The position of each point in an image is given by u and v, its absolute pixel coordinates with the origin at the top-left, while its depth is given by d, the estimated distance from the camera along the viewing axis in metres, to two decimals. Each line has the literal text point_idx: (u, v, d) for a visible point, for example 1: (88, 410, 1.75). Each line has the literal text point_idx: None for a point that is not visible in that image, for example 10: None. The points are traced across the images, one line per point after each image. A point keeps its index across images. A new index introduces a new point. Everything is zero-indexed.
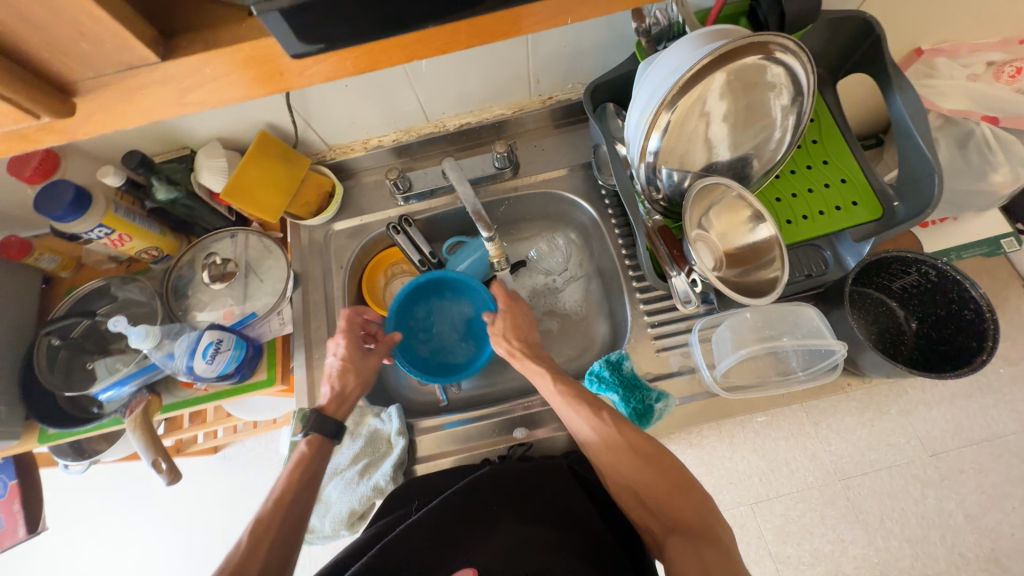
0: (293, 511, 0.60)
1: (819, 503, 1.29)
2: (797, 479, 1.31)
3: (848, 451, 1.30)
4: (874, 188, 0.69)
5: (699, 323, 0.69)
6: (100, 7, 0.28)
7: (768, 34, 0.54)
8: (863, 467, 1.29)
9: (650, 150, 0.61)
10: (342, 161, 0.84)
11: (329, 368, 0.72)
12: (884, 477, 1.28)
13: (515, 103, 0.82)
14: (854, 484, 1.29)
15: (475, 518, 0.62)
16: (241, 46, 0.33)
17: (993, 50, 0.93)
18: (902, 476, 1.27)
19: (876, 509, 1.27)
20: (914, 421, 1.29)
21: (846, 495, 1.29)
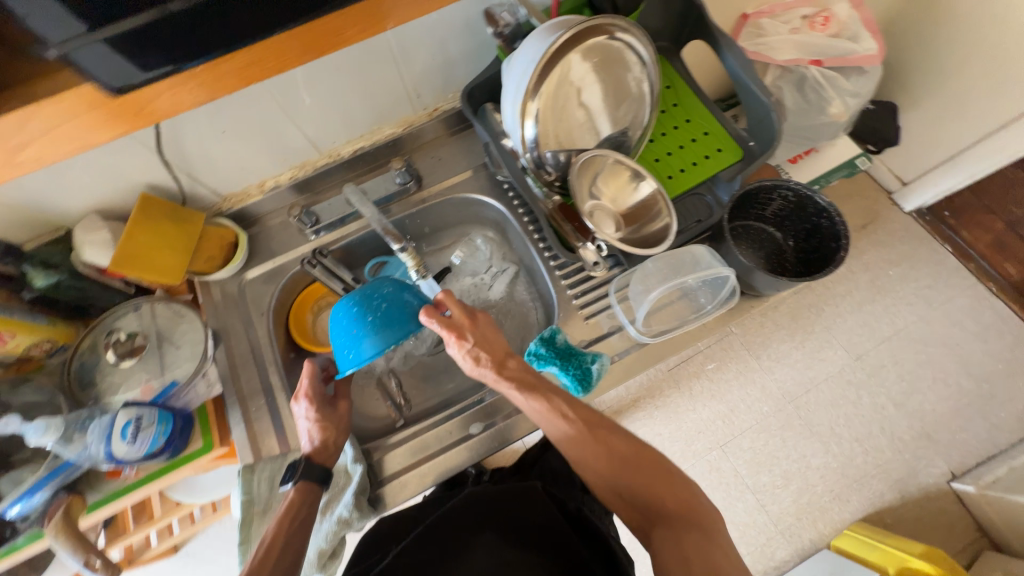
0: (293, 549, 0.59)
1: (777, 428, 1.41)
2: (753, 411, 1.42)
3: (790, 374, 1.44)
4: (732, 135, 0.79)
5: (614, 286, 0.73)
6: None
7: (600, 18, 0.62)
8: (805, 386, 1.43)
9: (529, 137, 0.66)
10: (241, 209, 0.82)
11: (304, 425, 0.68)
12: (824, 389, 1.42)
13: (403, 121, 0.84)
14: (802, 403, 1.42)
15: (456, 541, 0.62)
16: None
17: (802, 6, 1.09)
18: (837, 384, 1.42)
19: (824, 419, 1.40)
20: (835, 333, 1.46)
21: (797, 414, 1.41)
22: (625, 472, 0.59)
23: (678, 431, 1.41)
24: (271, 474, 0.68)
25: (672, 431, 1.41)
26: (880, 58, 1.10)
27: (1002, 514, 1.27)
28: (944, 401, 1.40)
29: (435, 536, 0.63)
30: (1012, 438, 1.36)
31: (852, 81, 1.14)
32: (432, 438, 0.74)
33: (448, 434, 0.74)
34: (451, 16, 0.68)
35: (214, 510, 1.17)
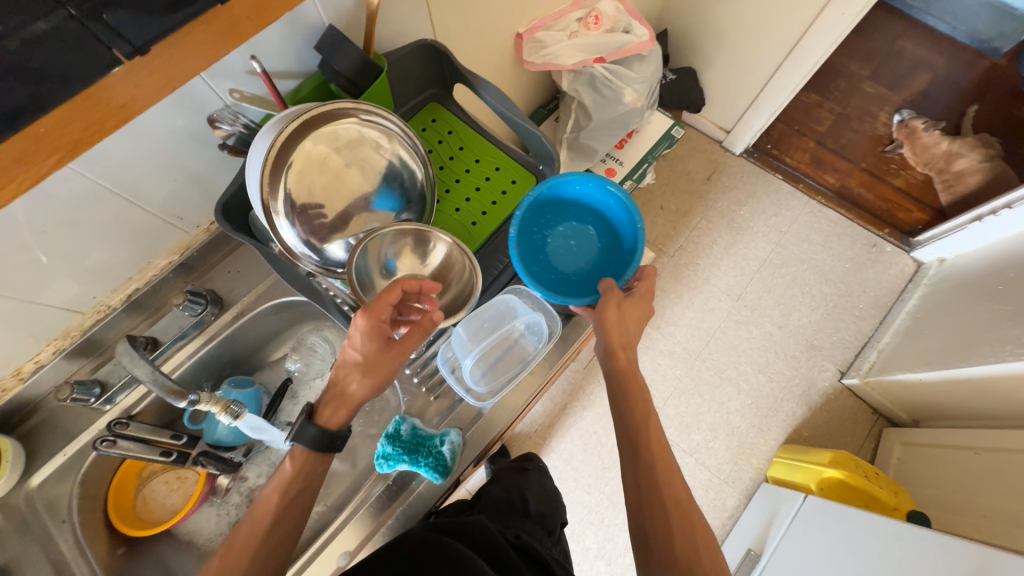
0: (264, 553, 0.55)
1: (692, 387, 1.48)
2: (668, 379, 1.48)
3: (689, 333, 1.52)
4: (519, 163, 0.81)
5: (443, 354, 0.73)
6: None
7: (319, 106, 0.60)
8: (705, 339, 1.52)
9: (290, 237, 0.62)
10: (0, 408, 0.67)
11: (346, 350, 0.61)
12: (720, 336, 1.52)
13: (178, 245, 0.74)
14: (707, 355, 1.50)
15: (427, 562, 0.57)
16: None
17: (572, 11, 1.13)
18: (729, 327, 1.52)
19: (728, 363, 1.49)
20: (713, 282, 1.56)
21: (706, 366, 1.49)
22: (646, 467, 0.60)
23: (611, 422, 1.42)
24: None
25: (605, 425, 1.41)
26: (653, 42, 1.19)
27: (886, 395, 1.38)
28: (816, 311, 1.53)
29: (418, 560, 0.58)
30: (875, 323, 1.51)
31: (636, 69, 1.22)
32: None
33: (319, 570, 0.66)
34: (167, 136, 0.60)
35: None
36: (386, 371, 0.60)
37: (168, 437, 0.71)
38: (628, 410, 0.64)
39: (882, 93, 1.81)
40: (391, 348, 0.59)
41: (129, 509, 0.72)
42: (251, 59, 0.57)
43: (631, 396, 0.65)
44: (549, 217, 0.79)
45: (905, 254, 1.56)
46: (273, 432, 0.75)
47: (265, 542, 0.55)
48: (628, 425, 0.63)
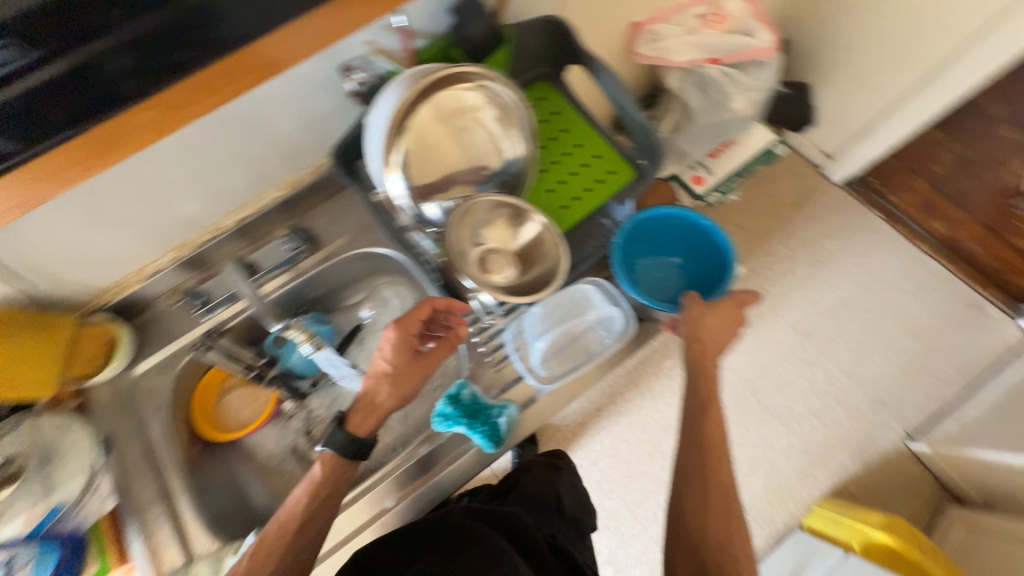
0: (299, 546, 0.59)
1: (742, 418, 1.37)
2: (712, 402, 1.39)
3: (743, 360, 1.41)
4: (620, 155, 0.79)
5: (512, 328, 0.72)
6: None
7: (451, 68, 0.61)
8: (760, 369, 1.41)
9: (395, 190, 0.63)
10: (123, 300, 0.76)
11: (375, 364, 0.65)
12: (778, 369, 1.41)
13: (288, 181, 0.79)
14: (759, 386, 1.40)
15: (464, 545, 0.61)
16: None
17: (694, 6, 1.09)
18: (790, 362, 1.42)
19: (781, 399, 1.39)
20: (783, 312, 1.45)
21: (757, 398, 1.39)
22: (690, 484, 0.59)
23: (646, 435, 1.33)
24: None
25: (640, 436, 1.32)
26: (775, 50, 1.11)
27: (959, 470, 1.25)
28: (893, 364, 1.40)
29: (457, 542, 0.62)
30: (961, 390, 1.36)
31: (751, 75, 1.14)
32: (344, 521, 0.73)
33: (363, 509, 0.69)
34: (305, 78, 0.64)
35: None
36: (411, 384, 0.64)
37: (252, 356, 0.78)
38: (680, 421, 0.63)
39: (1019, 141, 1.60)
40: (419, 362, 0.64)
41: (208, 412, 0.79)
42: (395, 13, 0.59)
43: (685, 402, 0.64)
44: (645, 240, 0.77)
45: (1013, 322, 1.40)
46: (345, 370, 0.79)
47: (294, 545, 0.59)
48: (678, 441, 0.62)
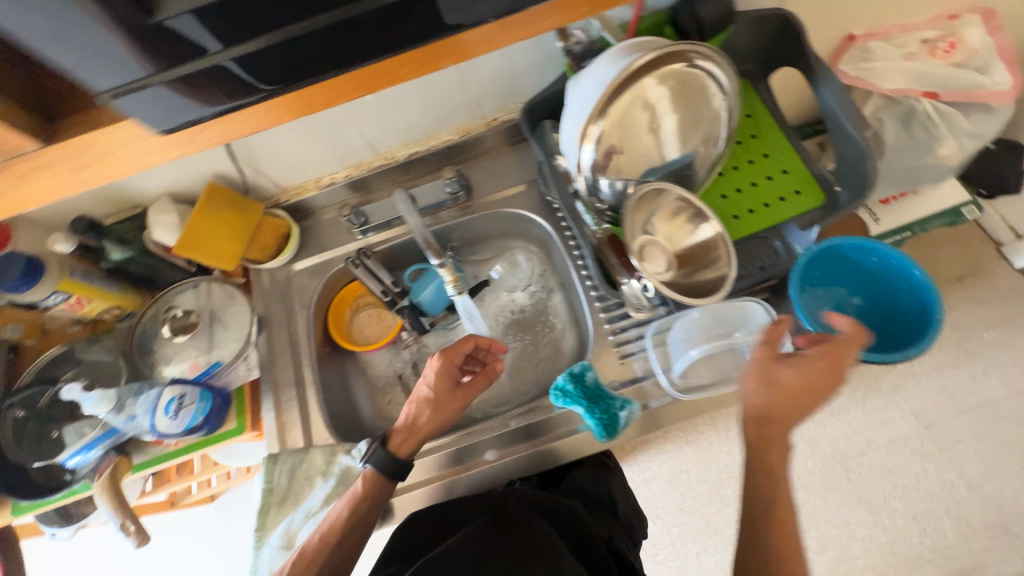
0: (336, 559, 0.59)
1: (821, 488, 1.14)
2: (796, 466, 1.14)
3: (843, 433, 1.15)
4: (812, 176, 0.72)
5: (652, 328, 0.68)
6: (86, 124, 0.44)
7: (681, 44, 0.57)
8: (859, 447, 1.15)
9: (586, 161, 0.62)
10: (298, 202, 0.84)
11: (416, 390, 0.68)
12: (882, 455, 1.13)
13: (461, 128, 0.83)
14: (854, 465, 1.14)
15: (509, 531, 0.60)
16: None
17: (923, 28, 0.96)
18: (901, 451, 1.13)
19: (878, 488, 1.12)
20: (906, 396, 1.15)
21: (847, 477, 1.14)
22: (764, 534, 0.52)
23: None
24: (292, 466, 0.68)
25: None
26: (1014, 97, 0.94)
27: None
28: None
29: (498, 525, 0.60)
30: None
31: (972, 120, 0.98)
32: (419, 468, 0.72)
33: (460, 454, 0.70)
34: None
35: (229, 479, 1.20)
36: (452, 411, 0.66)
37: (390, 282, 0.82)
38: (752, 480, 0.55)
39: None
40: (459, 391, 0.67)
41: (342, 322, 0.86)
42: None
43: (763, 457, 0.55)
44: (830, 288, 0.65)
45: None
46: (474, 318, 0.82)
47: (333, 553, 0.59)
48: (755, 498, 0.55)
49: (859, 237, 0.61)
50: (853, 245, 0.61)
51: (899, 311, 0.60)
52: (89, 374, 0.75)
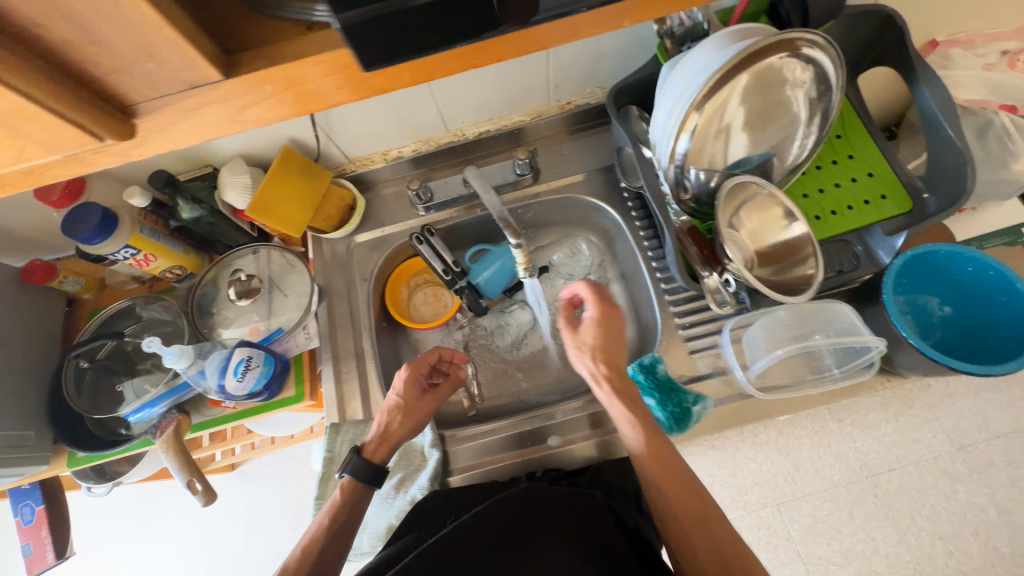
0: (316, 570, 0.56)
1: (847, 502, 1.12)
2: (823, 477, 1.14)
3: (873, 447, 1.13)
4: (901, 180, 0.69)
5: (728, 324, 0.67)
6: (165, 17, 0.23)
7: (795, 31, 0.54)
8: (890, 464, 1.12)
9: (680, 150, 0.60)
10: (362, 174, 0.84)
11: (385, 400, 0.67)
12: (913, 473, 1.11)
13: (534, 109, 0.82)
14: (882, 481, 1.11)
15: (496, 544, 0.52)
16: (305, 63, 0.27)
17: (1006, 39, 0.88)
18: (930, 471, 1.10)
19: (906, 505, 1.10)
20: (939, 415, 1.12)
21: (875, 492, 1.11)
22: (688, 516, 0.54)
23: (731, 479, 1.16)
24: (353, 438, 0.69)
25: (723, 477, 1.16)
26: None
27: None
28: None
29: (483, 534, 0.52)
30: None
31: None
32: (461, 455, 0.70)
33: (522, 440, 0.69)
34: None
35: (253, 449, 1.20)
36: (425, 415, 0.66)
37: (450, 260, 0.80)
38: (651, 482, 0.57)
39: None
40: (431, 396, 0.68)
41: (399, 299, 0.85)
42: None
43: (644, 463, 0.58)
44: (925, 291, 0.63)
45: None
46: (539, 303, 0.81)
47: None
48: (666, 491, 0.56)
49: (955, 245, 0.59)
50: (950, 253, 0.59)
51: (1000, 322, 0.58)
52: (151, 330, 0.75)
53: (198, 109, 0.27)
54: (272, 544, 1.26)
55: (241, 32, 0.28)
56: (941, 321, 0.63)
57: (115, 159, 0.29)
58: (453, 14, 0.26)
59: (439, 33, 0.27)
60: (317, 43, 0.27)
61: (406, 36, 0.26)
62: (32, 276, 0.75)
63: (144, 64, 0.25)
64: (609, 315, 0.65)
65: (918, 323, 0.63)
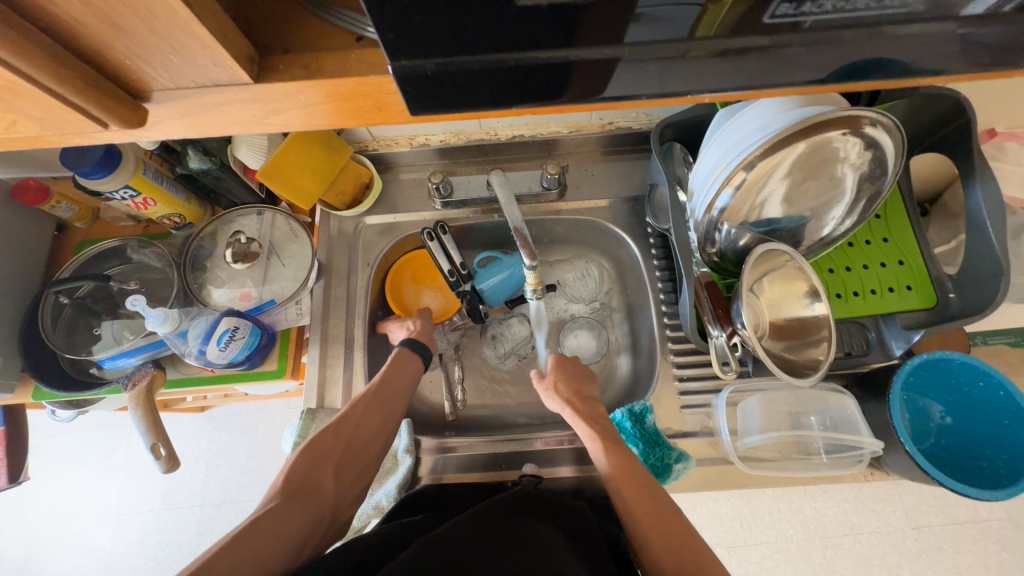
0: (366, 436, 0.62)
1: (795, 558, 1.13)
2: (776, 529, 1.15)
3: (830, 510, 1.14)
4: (931, 273, 0.67)
5: (728, 386, 0.66)
6: (202, 24, 0.23)
7: (864, 110, 0.51)
8: (843, 529, 1.13)
9: (719, 203, 0.58)
10: (384, 154, 0.80)
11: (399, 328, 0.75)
12: (863, 542, 1.12)
13: (573, 123, 0.78)
14: (833, 544, 1.13)
15: (482, 551, 0.49)
16: (346, 80, 0.27)
17: None
18: (881, 543, 1.12)
19: (851, 573, 1.12)
20: (903, 492, 1.12)
21: (823, 554, 1.13)
22: (658, 530, 0.52)
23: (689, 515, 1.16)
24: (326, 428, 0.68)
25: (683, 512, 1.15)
26: None
27: None
28: None
29: (465, 540, 0.51)
30: None
31: None
32: (432, 462, 0.69)
33: (497, 461, 0.68)
34: None
35: (226, 397, 1.19)
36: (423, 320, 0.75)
37: (458, 262, 0.77)
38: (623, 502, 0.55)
39: None
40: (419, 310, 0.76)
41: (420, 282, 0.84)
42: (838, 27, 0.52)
43: (621, 494, 0.56)
44: (929, 393, 0.62)
45: None
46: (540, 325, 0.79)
47: (348, 444, 0.60)
48: (638, 512, 0.54)
49: (972, 357, 0.58)
50: (965, 364, 0.58)
51: (999, 443, 0.57)
52: (140, 275, 0.73)
53: (219, 105, 0.28)
54: (230, 488, 1.28)
55: (282, 37, 0.28)
56: (941, 427, 0.62)
57: (122, 138, 0.30)
58: (501, 85, 0.28)
59: (492, 96, 0.29)
60: (361, 62, 0.28)
61: (453, 91, 0.28)
62: (23, 196, 0.70)
63: (166, 55, 0.25)
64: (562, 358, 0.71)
65: (915, 424, 0.62)
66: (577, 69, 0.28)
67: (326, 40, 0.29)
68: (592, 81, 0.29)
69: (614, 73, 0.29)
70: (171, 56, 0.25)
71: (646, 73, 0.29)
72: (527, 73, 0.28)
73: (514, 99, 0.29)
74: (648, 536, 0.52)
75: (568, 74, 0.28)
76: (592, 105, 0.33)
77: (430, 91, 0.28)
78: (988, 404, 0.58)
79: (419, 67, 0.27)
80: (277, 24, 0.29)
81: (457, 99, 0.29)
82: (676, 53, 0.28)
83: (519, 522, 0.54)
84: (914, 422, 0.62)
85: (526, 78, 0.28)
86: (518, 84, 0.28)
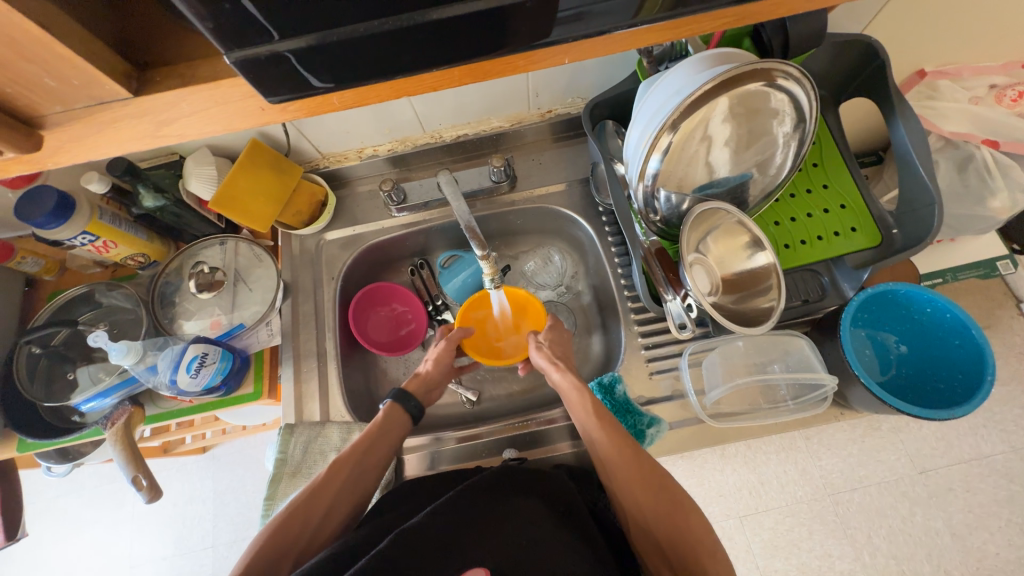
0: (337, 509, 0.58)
1: (807, 518, 1.13)
2: (786, 493, 1.14)
3: (837, 467, 1.13)
4: (873, 213, 0.69)
5: (689, 347, 0.68)
6: (60, 41, 0.27)
7: (773, 61, 0.53)
8: (852, 483, 1.12)
9: (650, 170, 0.59)
10: (336, 170, 0.83)
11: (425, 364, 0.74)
12: (872, 494, 1.12)
13: (514, 116, 0.81)
14: (843, 500, 1.12)
15: (465, 535, 0.49)
16: (216, 82, 0.31)
17: (996, 73, 0.82)
18: (890, 493, 1.11)
19: (864, 526, 1.11)
20: (905, 438, 1.12)
21: (834, 510, 1.12)
22: (647, 497, 0.54)
23: (696, 488, 1.15)
24: (307, 441, 0.69)
25: (690, 487, 1.15)
26: None
27: None
28: None
29: (447, 520, 0.50)
30: None
31: None
32: (415, 460, 0.71)
33: (477, 451, 0.70)
34: None
35: (224, 434, 1.19)
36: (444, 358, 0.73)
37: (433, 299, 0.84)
38: (617, 477, 0.56)
39: None
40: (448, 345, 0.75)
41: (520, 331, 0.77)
42: None
43: (617, 469, 0.56)
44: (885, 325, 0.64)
45: None
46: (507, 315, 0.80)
47: (313, 521, 0.56)
48: (635, 488, 0.54)
49: (917, 286, 0.59)
50: (910, 293, 0.59)
51: (952, 363, 0.59)
52: (109, 318, 0.74)
53: (111, 121, 0.31)
54: (239, 524, 1.29)
55: (162, 54, 0.32)
56: (902, 356, 0.64)
57: (33, 165, 0.33)
58: (341, 61, 0.30)
59: (335, 71, 0.31)
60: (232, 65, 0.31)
61: (303, 74, 0.30)
62: None
63: (44, 79, 0.28)
64: (555, 326, 0.74)
65: (878, 358, 0.64)
66: (412, 38, 0.30)
67: (204, 54, 0.32)
68: (433, 51, 0.31)
69: (463, 39, 0.31)
70: (47, 79, 0.28)
71: (484, 40, 0.31)
72: (353, 46, 0.29)
73: (354, 74, 0.31)
74: (637, 503, 0.54)
75: (406, 43, 0.30)
76: (463, 77, 0.35)
77: (277, 77, 0.30)
78: (937, 328, 0.60)
79: (253, 54, 0.28)
80: (158, 46, 0.32)
81: (302, 77, 0.30)
82: (542, 18, 0.31)
83: (496, 502, 0.54)
84: (877, 356, 0.65)
85: (364, 49, 0.30)
86: (357, 57, 0.30)
